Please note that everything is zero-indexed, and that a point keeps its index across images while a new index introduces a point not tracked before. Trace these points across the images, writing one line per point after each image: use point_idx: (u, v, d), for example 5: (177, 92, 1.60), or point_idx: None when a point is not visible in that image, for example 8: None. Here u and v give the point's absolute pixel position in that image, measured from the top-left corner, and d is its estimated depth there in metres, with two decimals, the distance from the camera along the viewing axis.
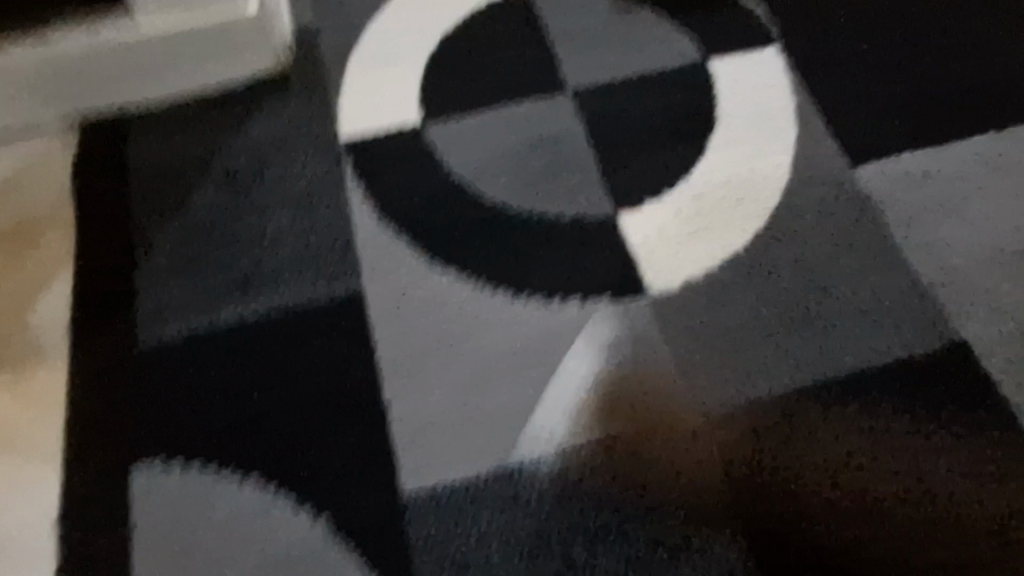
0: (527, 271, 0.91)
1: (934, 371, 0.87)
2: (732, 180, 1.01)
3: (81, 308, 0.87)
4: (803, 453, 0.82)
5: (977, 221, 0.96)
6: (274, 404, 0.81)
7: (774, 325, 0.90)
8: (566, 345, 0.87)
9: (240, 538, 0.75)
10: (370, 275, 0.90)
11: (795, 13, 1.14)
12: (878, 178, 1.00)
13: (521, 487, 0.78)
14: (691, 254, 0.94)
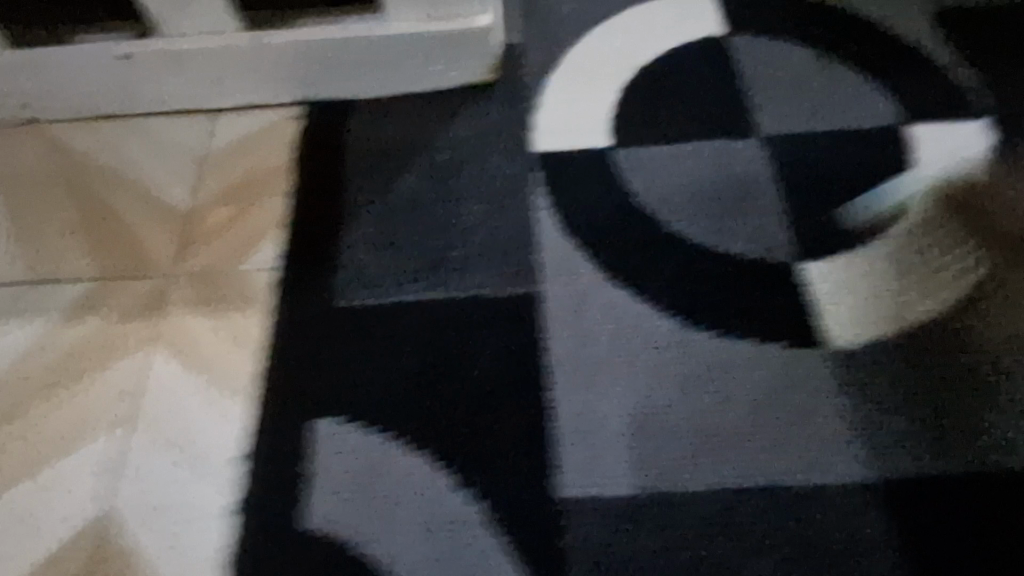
0: (702, 300, 0.91)
1: None
2: (931, 245, 0.95)
3: (288, 264, 0.97)
4: (993, 544, 0.75)
5: None
6: (449, 382, 0.86)
7: (967, 402, 0.83)
8: (736, 381, 0.85)
9: (407, 501, 0.78)
10: (549, 280, 0.94)
11: (1007, 87, 1.09)
12: None
13: (678, 512, 0.77)
14: (878, 312, 0.90)
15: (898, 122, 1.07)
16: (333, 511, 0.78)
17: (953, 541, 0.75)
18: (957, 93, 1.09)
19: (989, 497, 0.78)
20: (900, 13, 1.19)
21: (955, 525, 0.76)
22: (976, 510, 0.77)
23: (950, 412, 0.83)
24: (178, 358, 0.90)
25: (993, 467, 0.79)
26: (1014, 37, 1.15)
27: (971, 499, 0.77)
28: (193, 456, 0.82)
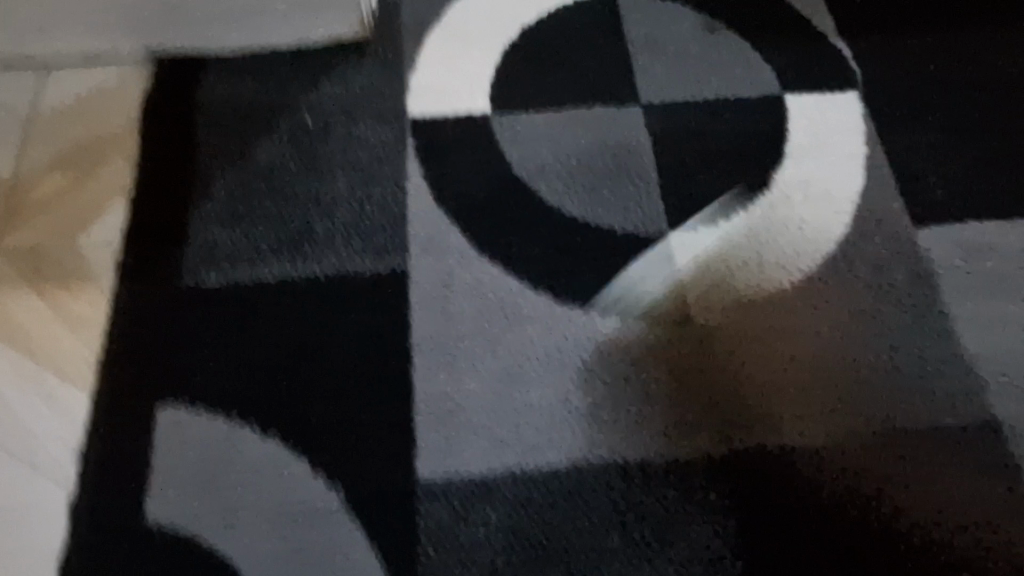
0: (572, 275, 0.90)
1: (964, 442, 0.83)
2: (796, 220, 0.97)
3: (133, 239, 0.89)
4: (820, 498, 0.80)
5: None
6: (307, 364, 0.82)
7: (814, 372, 0.87)
8: (600, 358, 0.85)
9: (255, 491, 0.75)
10: (418, 254, 0.90)
11: (882, 58, 1.10)
12: (940, 244, 0.95)
13: (535, 489, 0.78)
14: (739, 287, 0.92)
15: (776, 91, 1.07)
16: (174, 506, 0.74)
17: (792, 508, 0.80)
18: (836, 63, 1.10)
19: (828, 465, 0.82)
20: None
21: (795, 492, 0.81)
22: (817, 477, 0.81)
23: (796, 382, 0.86)
24: (8, 344, 0.82)
25: (834, 437, 0.83)
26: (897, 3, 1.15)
27: (812, 467, 0.82)
28: (24, 450, 0.77)
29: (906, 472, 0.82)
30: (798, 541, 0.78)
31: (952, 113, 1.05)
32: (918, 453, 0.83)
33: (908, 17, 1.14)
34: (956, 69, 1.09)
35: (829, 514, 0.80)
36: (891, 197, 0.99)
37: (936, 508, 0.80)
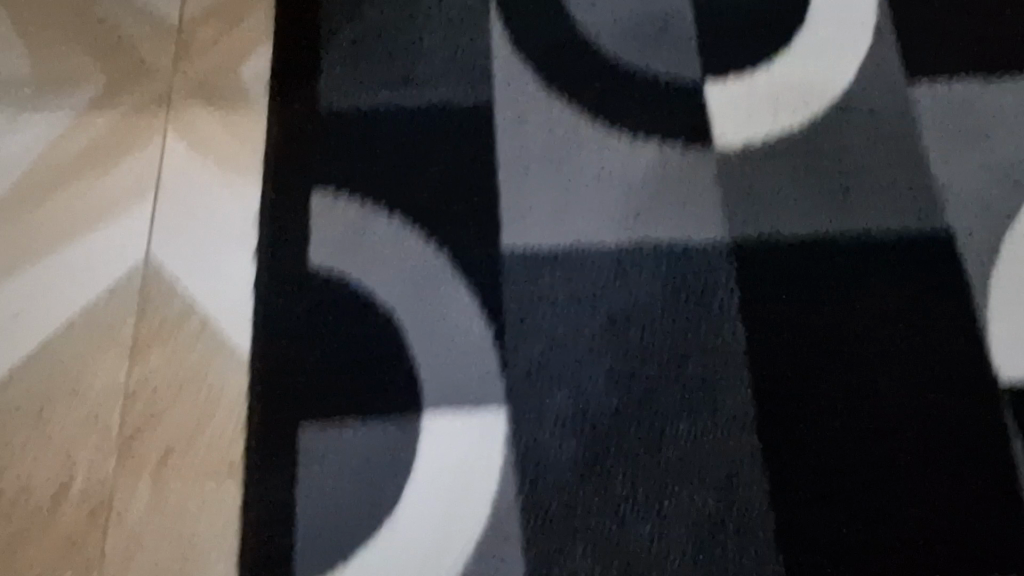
0: (621, 111, 1.12)
1: (928, 244, 1.04)
2: (814, 68, 1.14)
3: (277, 74, 1.14)
4: (807, 279, 1.03)
5: (1000, 144, 1.09)
6: (418, 170, 1.09)
7: (813, 189, 1.07)
8: (641, 172, 1.09)
9: (385, 250, 1.05)
10: (500, 89, 1.14)
11: None
12: (928, 94, 1.13)
13: (586, 261, 1.04)
14: (758, 123, 1.11)
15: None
16: (329, 256, 1.05)
17: (788, 287, 1.03)
18: None
19: (821, 258, 1.04)
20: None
21: (792, 276, 1.03)
22: (810, 267, 1.03)
23: (797, 196, 1.07)
24: (193, 148, 1.10)
25: (827, 237, 1.05)
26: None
27: (808, 259, 1.04)
28: (218, 221, 1.07)
29: (885, 266, 1.03)
30: (790, 311, 1.02)
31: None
32: (891, 251, 1.04)
33: None
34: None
35: (818, 294, 1.02)
36: (897, 51, 1.16)
37: (906, 292, 1.02)
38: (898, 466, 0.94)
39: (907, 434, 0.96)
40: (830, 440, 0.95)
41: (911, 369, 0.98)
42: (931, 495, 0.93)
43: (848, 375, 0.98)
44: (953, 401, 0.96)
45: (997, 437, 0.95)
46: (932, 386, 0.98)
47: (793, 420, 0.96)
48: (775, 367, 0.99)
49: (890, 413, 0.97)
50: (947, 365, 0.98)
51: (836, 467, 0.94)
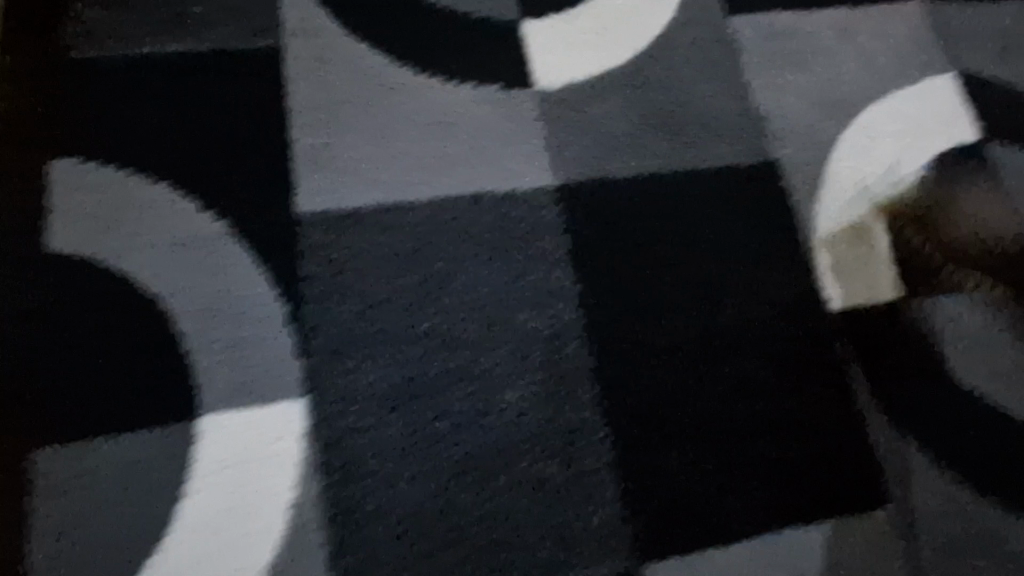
0: (433, 52, 0.99)
1: (757, 178, 1.00)
2: (636, 4, 1.08)
3: (13, 28, 0.94)
4: (644, 222, 0.94)
5: (819, 76, 1.08)
6: (191, 126, 0.91)
7: (641, 126, 0.99)
8: (460, 117, 0.96)
9: (147, 222, 0.85)
10: (293, 33, 0.98)
11: None
12: (749, 28, 1.10)
13: (398, 218, 0.90)
14: (581, 57, 1.02)
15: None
16: (75, 236, 0.84)
17: (624, 229, 0.94)
18: None
19: (654, 196, 0.96)
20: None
21: (628, 217, 0.94)
22: (645, 206, 0.95)
23: (627, 133, 0.99)
24: None
25: (659, 174, 0.97)
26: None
27: (643, 198, 0.96)
28: None
29: (717, 200, 0.98)
30: (629, 254, 0.93)
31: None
32: (724, 190, 0.98)
33: None
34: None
35: (658, 237, 0.94)
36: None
37: (741, 225, 0.97)
38: (749, 407, 0.88)
39: (753, 373, 0.89)
40: (676, 389, 0.87)
41: (755, 308, 0.92)
42: (784, 434, 0.87)
43: (693, 316, 0.91)
44: (795, 339, 0.91)
45: (842, 364, 0.91)
46: (776, 319, 0.92)
47: (640, 372, 0.87)
48: (615, 319, 0.89)
49: (736, 353, 0.90)
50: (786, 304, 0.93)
51: (683, 417, 0.86)
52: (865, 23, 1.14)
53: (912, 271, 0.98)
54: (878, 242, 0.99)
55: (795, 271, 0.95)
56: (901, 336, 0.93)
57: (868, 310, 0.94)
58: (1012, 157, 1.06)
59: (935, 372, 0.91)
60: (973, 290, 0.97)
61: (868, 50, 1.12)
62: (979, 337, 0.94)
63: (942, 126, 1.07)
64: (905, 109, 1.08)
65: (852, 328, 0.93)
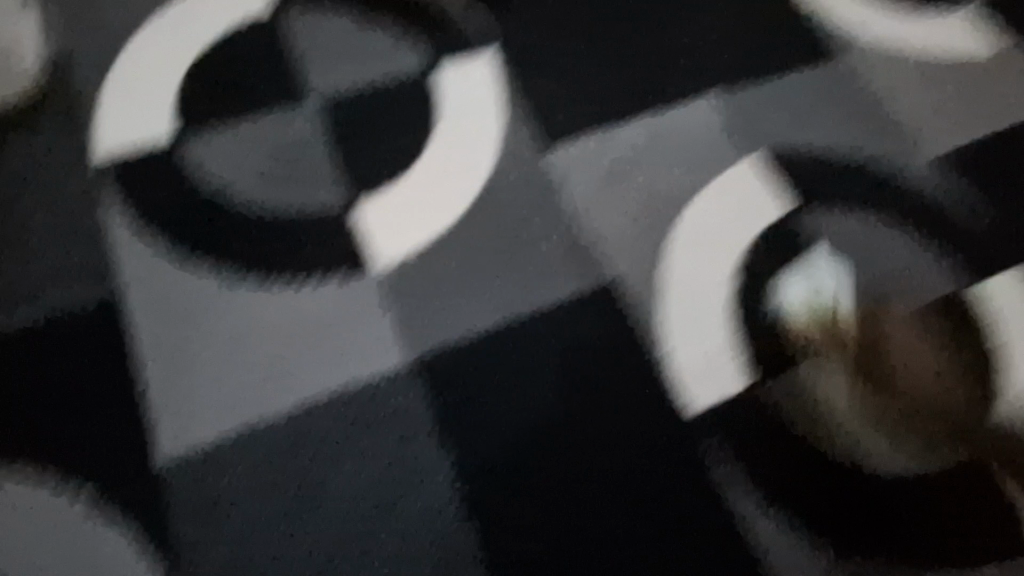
0: (270, 262, 1.05)
1: (591, 305, 1.09)
2: (454, 164, 1.16)
3: None
4: (495, 378, 1.01)
5: (633, 188, 1.19)
6: (46, 401, 0.96)
7: (477, 282, 1.08)
8: (302, 322, 1.01)
9: (18, 513, 0.90)
10: (130, 278, 1.03)
11: (512, 20, 1.30)
12: (563, 159, 1.20)
13: (259, 440, 0.94)
14: (412, 229, 1.10)
15: (423, 52, 1.25)
16: None
17: (478, 389, 1.00)
18: (471, 32, 1.28)
19: (505, 348, 1.04)
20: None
21: (480, 375, 1.01)
22: (495, 359, 1.02)
23: (466, 294, 1.07)
24: None
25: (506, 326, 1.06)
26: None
27: (490, 355, 1.02)
28: None
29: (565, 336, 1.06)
30: (487, 412, 0.99)
31: (561, 43, 1.30)
32: (564, 324, 1.07)
33: None
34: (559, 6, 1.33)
35: (511, 388, 1.01)
36: (525, 123, 1.22)
37: (591, 355, 1.05)
38: (621, 528, 0.95)
39: (619, 497, 0.97)
40: (552, 534, 0.94)
41: (611, 432, 1.00)
42: (658, 547, 0.95)
43: (562, 458, 0.98)
44: (652, 450, 0.99)
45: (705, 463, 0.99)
46: (632, 436, 1.00)
47: (514, 524, 0.94)
48: (483, 481, 0.95)
49: (601, 482, 0.97)
50: (638, 419, 1.01)
51: (563, 558, 0.93)
52: (667, 126, 1.25)
53: (757, 353, 1.05)
54: (718, 334, 1.06)
55: (641, 385, 1.03)
56: (755, 422, 1.01)
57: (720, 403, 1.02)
58: (822, 222, 1.17)
59: (792, 449, 1.00)
60: (812, 359, 1.05)
61: (675, 152, 1.23)
62: (829, 404, 1.02)
63: (755, 207, 1.18)
64: (719, 200, 1.19)
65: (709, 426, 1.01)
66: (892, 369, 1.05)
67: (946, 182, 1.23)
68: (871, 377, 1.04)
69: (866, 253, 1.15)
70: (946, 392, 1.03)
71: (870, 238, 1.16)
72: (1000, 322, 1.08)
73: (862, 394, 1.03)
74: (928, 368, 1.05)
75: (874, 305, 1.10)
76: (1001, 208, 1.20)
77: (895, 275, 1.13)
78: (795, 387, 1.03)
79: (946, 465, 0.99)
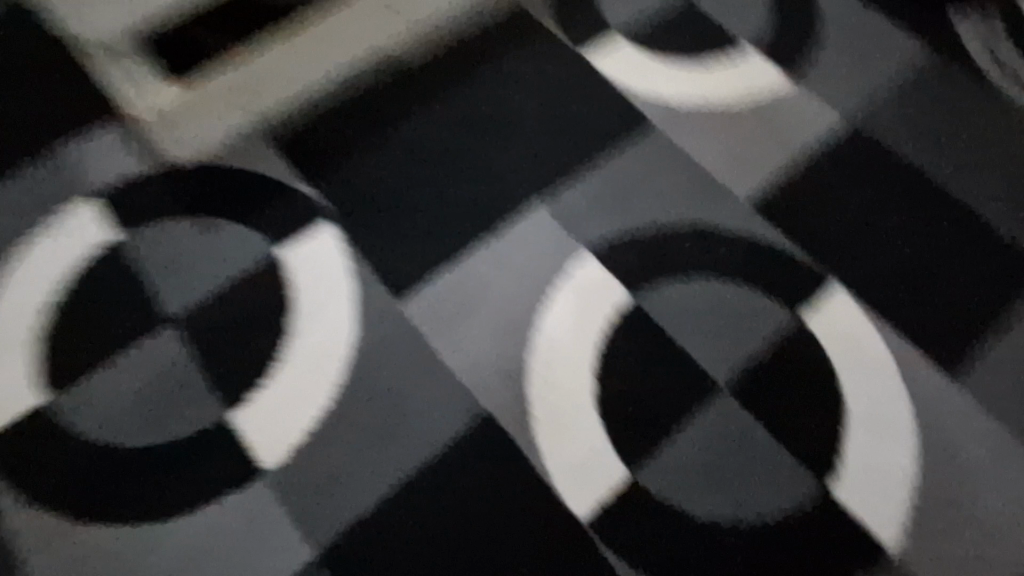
0: (168, 496, 1.13)
1: (473, 440, 1.18)
2: (319, 343, 1.24)
3: None
4: (399, 542, 1.11)
5: (490, 313, 1.28)
6: None
7: (365, 452, 1.16)
8: (211, 545, 1.10)
9: None
10: (39, 552, 1.09)
11: (342, 182, 1.40)
12: (418, 306, 1.29)
13: None
14: (293, 420, 1.17)
15: (268, 240, 1.34)
16: None
17: (384, 557, 1.10)
18: (307, 206, 1.37)
19: (404, 511, 1.13)
20: (233, 133, 1.41)
21: (385, 542, 1.11)
22: (396, 523, 1.12)
23: (357, 467, 1.15)
24: None
25: (400, 488, 1.14)
26: (324, 118, 1.44)
27: (390, 520, 1.12)
28: None
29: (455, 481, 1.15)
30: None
31: (394, 192, 1.39)
32: (453, 467, 1.16)
33: (347, 137, 1.43)
34: (383, 155, 1.42)
35: (415, 546, 1.11)
36: (376, 279, 1.31)
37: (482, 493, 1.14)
38: None
39: None
40: None
41: (511, 559, 1.10)
42: None
43: None
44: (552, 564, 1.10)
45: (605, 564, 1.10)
46: (531, 555, 1.11)
47: None
48: None
49: None
50: (534, 539, 1.11)
51: None
52: (507, 244, 1.35)
53: (627, 445, 1.17)
54: (590, 436, 1.18)
55: (531, 505, 1.13)
56: (639, 511, 1.13)
57: (606, 502, 1.14)
58: (661, 298, 1.30)
59: (674, 526, 1.13)
60: (673, 436, 1.18)
61: (519, 266, 1.33)
62: (696, 475, 1.16)
63: (599, 301, 1.29)
64: (567, 303, 1.29)
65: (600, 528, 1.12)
66: (744, 424, 1.19)
67: (760, 229, 1.37)
68: (729, 437, 1.18)
69: (704, 319, 1.28)
70: (792, 433, 1.18)
71: (704, 301, 1.29)
72: (824, 355, 1.24)
73: (723, 457, 1.17)
74: (774, 415, 1.20)
75: (721, 365, 1.23)
76: (810, 242, 1.35)
77: (732, 333, 1.26)
78: (665, 467, 1.16)
79: (802, 501, 1.14)
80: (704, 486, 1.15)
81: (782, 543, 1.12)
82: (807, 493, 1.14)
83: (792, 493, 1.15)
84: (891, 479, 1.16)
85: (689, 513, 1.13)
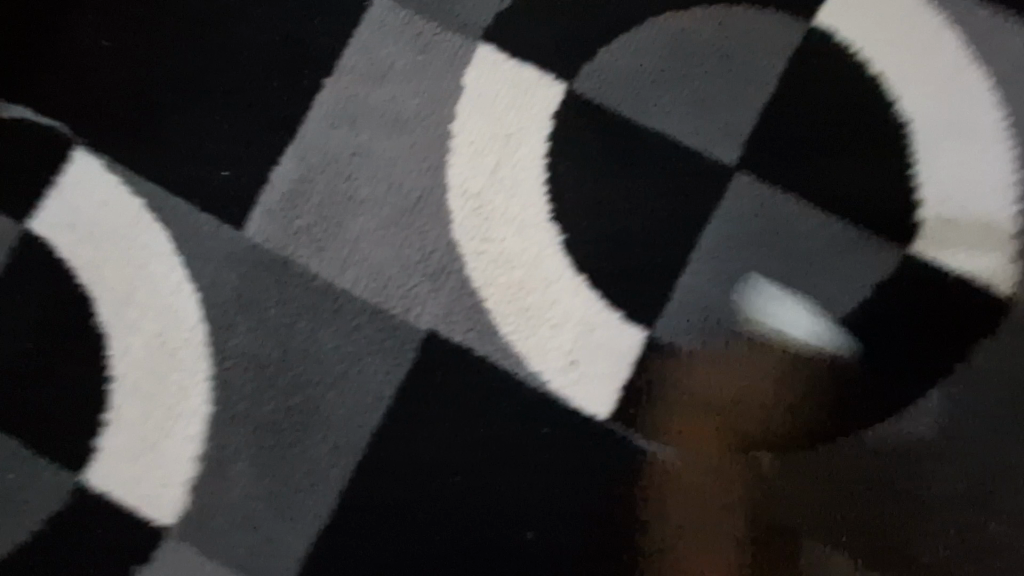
0: None
1: (424, 371, 0.82)
2: (155, 331, 0.83)
3: None
4: (384, 532, 0.80)
5: (375, 190, 0.85)
6: None
7: (288, 446, 0.81)
8: None
9: None
10: None
11: (72, 81, 0.87)
12: (271, 221, 0.85)
13: None
14: (174, 449, 0.81)
15: (0, 217, 0.84)
16: None
17: (373, 559, 0.79)
18: (37, 137, 0.85)
19: (376, 499, 0.80)
20: None
21: (366, 539, 0.80)
22: (368, 512, 0.80)
23: (285, 467, 0.81)
24: None
25: (360, 480, 0.80)
26: None
27: (359, 511, 0.80)
28: None
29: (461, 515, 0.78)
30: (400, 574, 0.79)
31: (156, 68, 0.87)
32: (413, 413, 0.81)
33: (47, 7, 0.88)
34: (112, 16, 0.88)
35: (406, 529, 0.80)
36: (193, 210, 0.85)
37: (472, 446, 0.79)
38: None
39: (591, 545, 0.80)
40: None
41: (535, 493, 0.80)
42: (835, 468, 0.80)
43: (506, 556, 0.79)
44: (588, 477, 0.80)
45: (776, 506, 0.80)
46: (558, 479, 0.81)
47: None
48: None
49: (562, 547, 0.79)
50: (554, 457, 0.81)
51: None
52: (357, 78, 0.87)
53: (697, 288, 0.83)
54: (577, 303, 0.83)
55: (535, 418, 0.81)
56: (775, 423, 0.81)
57: (689, 452, 0.81)
58: (606, 72, 0.86)
59: (783, 495, 0.80)
60: (686, 258, 0.83)
61: (388, 105, 0.86)
62: (740, 315, 0.82)
63: (524, 115, 0.85)
64: (478, 133, 0.85)
65: (697, 492, 0.80)
66: (776, 205, 0.84)
67: None
68: (762, 230, 0.83)
69: (678, 80, 0.86)
70: (840, 190, 0.84)
71: (667, 53, 0.86)
72: (852, 65, 0.85)
73: (762, 263, 0.83)
74: (812, 178, 0.84)
75: (719, 137, 0.85)
76: None
77: (720, 86, 0.86)
78: (694, 318, 0.83)
79: (881, 276, 0.82)
80: (763, 384, 0.81)
81: (878, 347, 0.81)
82: (883, 259, 0.83)
83: (869, 276, 0.82)
84: (990, 196, 0.83)
85: (755, 369, 0.82)
